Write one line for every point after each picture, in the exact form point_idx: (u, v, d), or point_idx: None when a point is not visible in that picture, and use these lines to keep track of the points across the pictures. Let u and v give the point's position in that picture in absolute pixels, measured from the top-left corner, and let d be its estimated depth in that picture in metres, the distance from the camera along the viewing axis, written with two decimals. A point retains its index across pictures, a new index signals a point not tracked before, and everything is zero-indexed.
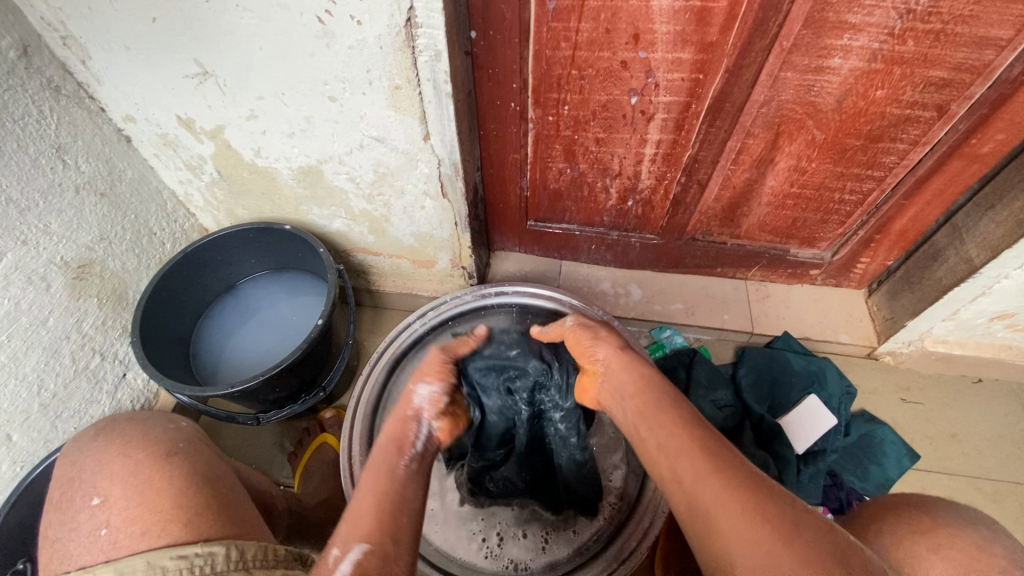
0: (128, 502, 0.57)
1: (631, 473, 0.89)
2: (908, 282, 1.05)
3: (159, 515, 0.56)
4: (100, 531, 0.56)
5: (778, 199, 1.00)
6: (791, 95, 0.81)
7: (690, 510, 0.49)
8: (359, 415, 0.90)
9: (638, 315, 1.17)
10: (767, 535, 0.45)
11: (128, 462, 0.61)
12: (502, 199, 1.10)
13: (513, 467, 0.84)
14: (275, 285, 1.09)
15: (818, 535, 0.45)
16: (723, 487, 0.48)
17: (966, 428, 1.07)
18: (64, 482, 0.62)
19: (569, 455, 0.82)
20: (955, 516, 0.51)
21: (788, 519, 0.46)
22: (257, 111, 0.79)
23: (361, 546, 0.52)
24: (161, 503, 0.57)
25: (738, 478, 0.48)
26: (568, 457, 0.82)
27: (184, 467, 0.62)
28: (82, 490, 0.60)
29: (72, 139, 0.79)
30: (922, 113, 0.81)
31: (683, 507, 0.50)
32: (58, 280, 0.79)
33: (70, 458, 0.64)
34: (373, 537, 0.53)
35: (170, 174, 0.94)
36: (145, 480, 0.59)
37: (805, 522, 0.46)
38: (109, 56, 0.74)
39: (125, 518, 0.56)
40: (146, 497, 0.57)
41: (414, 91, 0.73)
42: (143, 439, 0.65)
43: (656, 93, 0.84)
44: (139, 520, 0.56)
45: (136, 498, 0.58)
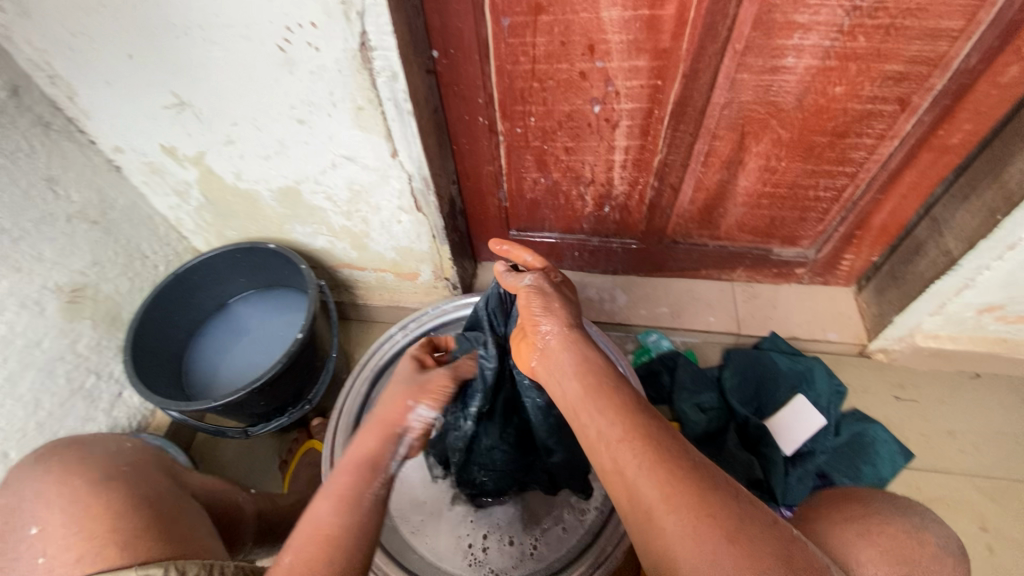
0: (64, 532, 0.60)
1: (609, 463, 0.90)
2: (893, 278, 1.04)
3: (94, 540, 0.59)
4: (36, 560, 0.59)
5: (753, 199, 1.00)
6: (751, 96, 0.82)
7: (634, 503, 0.49)
8: (340, 428, 0.91)
9: (622, 320, 1.18)
10: (714, 532, 0.44)
11: (62, 488, 0.64)
12: (482, 210, 1.12)
13: (491, 428, 0.81)
14: (265, 302, 1.12)
15: (760, 531, 0.45)
16: (668, 485, 0.48)
17: (962, 424, 1.04)
18: (7, 512, 0.65)
19: (538, 395, 0.78)
20: (884, 506, 0.57)
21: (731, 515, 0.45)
22: (233, 137, 0.83)
23: (302, 545, 0.53)
24: (96, 528, 0.60)
25: (684, 476, 0.48)
26: (529, 405, 0.79)
27: (120, 491, 0.65)
28: (21, 519, 0.63)
29: (63, 171, 0.84)
30: (884, 107, 0.81)
31: (631, 504, 0.49)
32: (52, 304, 0.84)
33: (13, 487, 0.67)
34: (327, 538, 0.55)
35: (161, 200, 0.99)
36: (82, 507, 0.62)
37: (749, 517, 0.46)
38: (93, 92, 0.79)
39: (60, 547, 0.59)
40: (79, 525, 0.60)
41: (376, 110, 0.76)
42: (80, 463, 0.68)
43: (618, 100, 0.86)
44: (73, 546, 0.59)
45: (72, 527, 0.60)
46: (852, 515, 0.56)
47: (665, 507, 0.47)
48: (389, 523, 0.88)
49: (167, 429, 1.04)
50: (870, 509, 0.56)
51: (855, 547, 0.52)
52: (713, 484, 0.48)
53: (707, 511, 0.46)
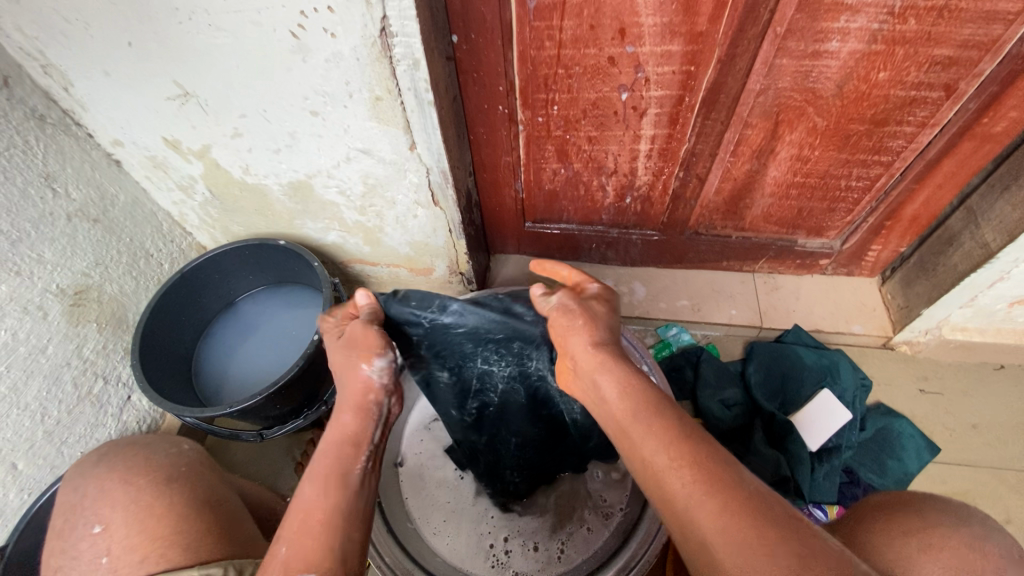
0: (128, 530, 0.61)
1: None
2: (922, 269, 1.01)
3: (157, 541, 0.60)
4: (102, 559, 0.60)
5: (782, 189, 0.97)
6: (788, 83, 0.78)
7: (683, 531, 0.47)
8: None
9: (642, 313, 1.15)
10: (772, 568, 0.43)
11: (128, 488, 0.65)
12: (498, 202, 1.08)
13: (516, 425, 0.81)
14: (274, 299, 1.08)
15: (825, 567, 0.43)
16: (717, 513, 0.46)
17: (988, 417, 1.03)
18: (65, 510, 0.65)
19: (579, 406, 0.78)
20: (943, 518, 0.56)
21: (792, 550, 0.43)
22: (241, 129, 0.79)
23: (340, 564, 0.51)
24: (160, 529, 0.61)
25: (739, 504, 0.46)
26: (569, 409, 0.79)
27: (185, 491, 0.65)
28: (83, 517, 0.63)
29: (60, 168, 0.80)
30: (929, 94, 0.77)
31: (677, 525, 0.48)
32: (54, 308, 0.80)
33: (72, 483, 0.67)
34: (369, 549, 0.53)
35: (164, 195, 0.95)
36: (150, 508, 0.63)
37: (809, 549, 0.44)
38: (90, 82, 0.74)
39: (125, 546, 0.60)
40: (146, 523, 0.61)
41: (395, 101, 0.71)
42: (143, 464, 0.68)
43: (647, 88, 0.81)
44: (138, 547, 0.60)
45: (137, 525, 0.61)
46: (910, 526, 0.55)
47: (722, 541, 0.45)
48: (411, 526, 0.86)
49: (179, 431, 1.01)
50: (926, 518, 0.56)
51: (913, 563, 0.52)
52: (771, 512, 0.46)
53: (766, 546, 0.43)
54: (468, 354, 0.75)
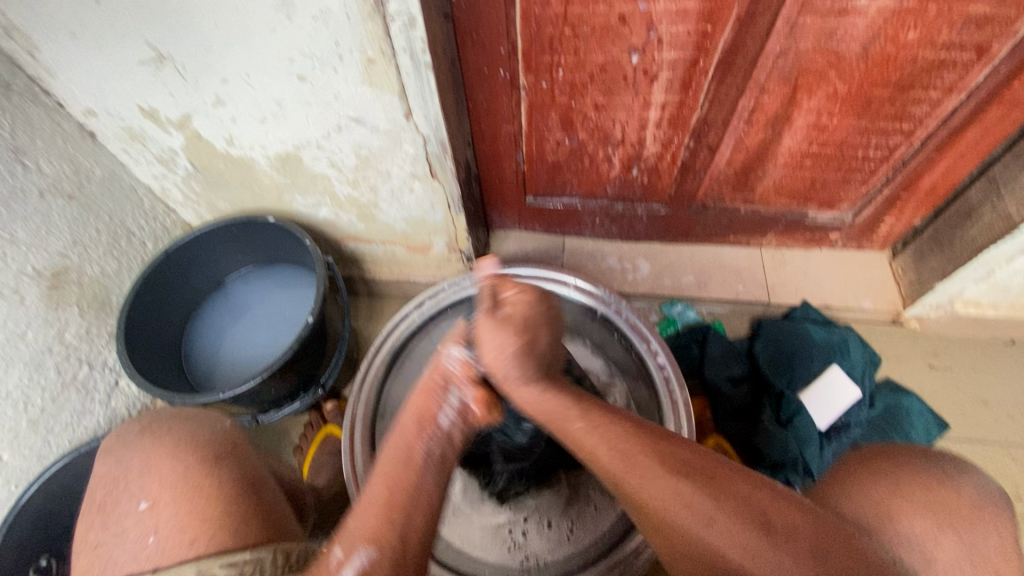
0: (177, 509, 0.56)
1: (653, 411, 0.87)
2: (937, 242, 0.98)
3: (209, 522, 0.54)
4: (148, 538, 0.55)
5: (796, 159, 0.92)
6: (811, 44, 0.73)
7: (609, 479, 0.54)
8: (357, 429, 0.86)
9: (647, 290, 1.12)
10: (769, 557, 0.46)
11: (175, 463, 0.60)
12: (498, 175, 1.03)
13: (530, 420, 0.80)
14: (264, 279, 1.03)
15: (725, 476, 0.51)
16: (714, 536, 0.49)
17: (997, 392, 1.02)
18: (107, 483, 0.60)
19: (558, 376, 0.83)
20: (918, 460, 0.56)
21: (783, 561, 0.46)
22: (223, 96, 0.73)
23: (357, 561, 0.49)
24: (212, 510, 0.56)
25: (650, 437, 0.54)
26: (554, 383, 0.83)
27: (233, 471, 0.61)
28: (128, 490, 0.59)
29: (29, 141, 0.74)
30: (960, 56, 0.72)
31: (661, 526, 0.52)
32: (32, 292, 0.75)
33: (114, 454, 0.63)
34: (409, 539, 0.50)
35: (143, 169, 0.89)
36: (194, 487, 0.58)
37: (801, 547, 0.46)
38: (56, 45, 0.68)
39: (174, 526, 0.55)
40: (195, 503, 0.56)
41: (389, 64, 0.66)
42: (191, 440, 0.63)
43: (659, 50, 0.76)
44: (189, 527, 0.54)
45: (184, 504, 0.56)
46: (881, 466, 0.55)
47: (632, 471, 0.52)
48: None
49: None
50: (898, 462, 0.55)
51: (899, 512, 0.51)
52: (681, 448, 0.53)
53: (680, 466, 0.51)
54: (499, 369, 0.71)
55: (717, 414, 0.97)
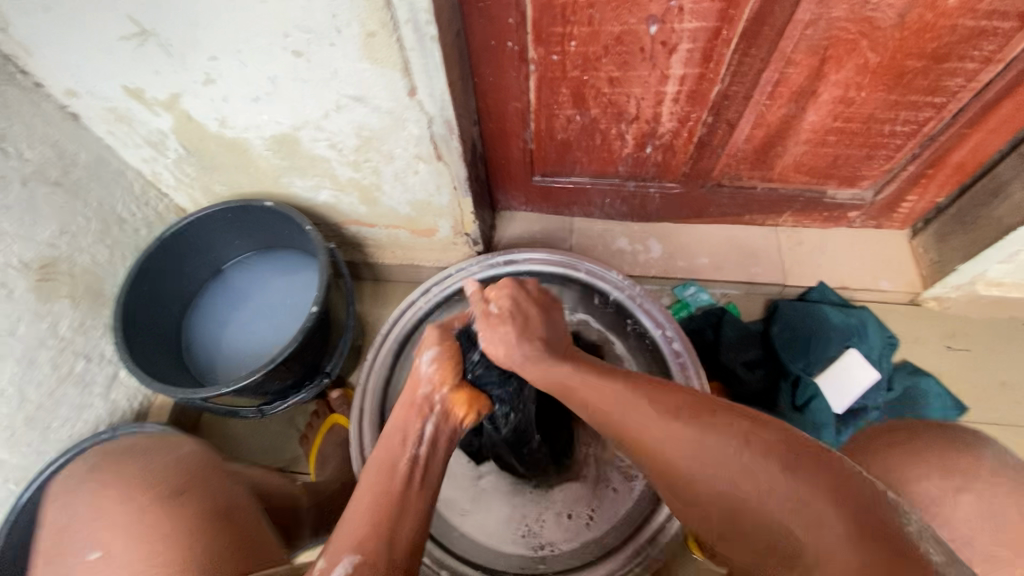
0: (128, 553, 0.56)
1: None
2: (962, 221, 0.95)
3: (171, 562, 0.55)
4: None
5: (819, 135, 0.88)
6: (843, 11, 0.68)
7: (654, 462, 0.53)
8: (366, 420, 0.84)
9: (659, 272, 1.08)
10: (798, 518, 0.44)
11: (123, 506, 0.59)
12: (505, 153, 0.99)
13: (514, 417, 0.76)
14: (263, 265, 0.99)
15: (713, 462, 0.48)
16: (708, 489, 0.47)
17: (1015, 374, 1.00)
18: (56, 529, 0.60)
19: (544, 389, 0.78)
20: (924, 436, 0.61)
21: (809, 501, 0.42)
22: (212, 74, 0.68)
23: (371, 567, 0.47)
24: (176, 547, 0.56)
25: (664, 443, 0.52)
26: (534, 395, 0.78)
27: (190, 503, 0.60)
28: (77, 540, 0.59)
29: (7, 124, 0.69)
30: (1002, 24, 0.67)
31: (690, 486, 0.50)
32: (20, 284, 0.72)
33: (62, 500, 0.62)
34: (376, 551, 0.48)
35: (132, 152, 0.84)
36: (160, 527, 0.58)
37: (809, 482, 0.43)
38: (28, 19, 0.63)
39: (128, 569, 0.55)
40: (149, 543, 0.56)
41: (391, 37, 0.61)
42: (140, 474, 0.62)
43: (679, 19, 0.71)
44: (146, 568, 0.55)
45: (135, 545, 0.56)
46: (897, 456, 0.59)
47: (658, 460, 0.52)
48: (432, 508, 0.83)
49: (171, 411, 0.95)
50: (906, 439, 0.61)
51: (913, 477, 0.57)
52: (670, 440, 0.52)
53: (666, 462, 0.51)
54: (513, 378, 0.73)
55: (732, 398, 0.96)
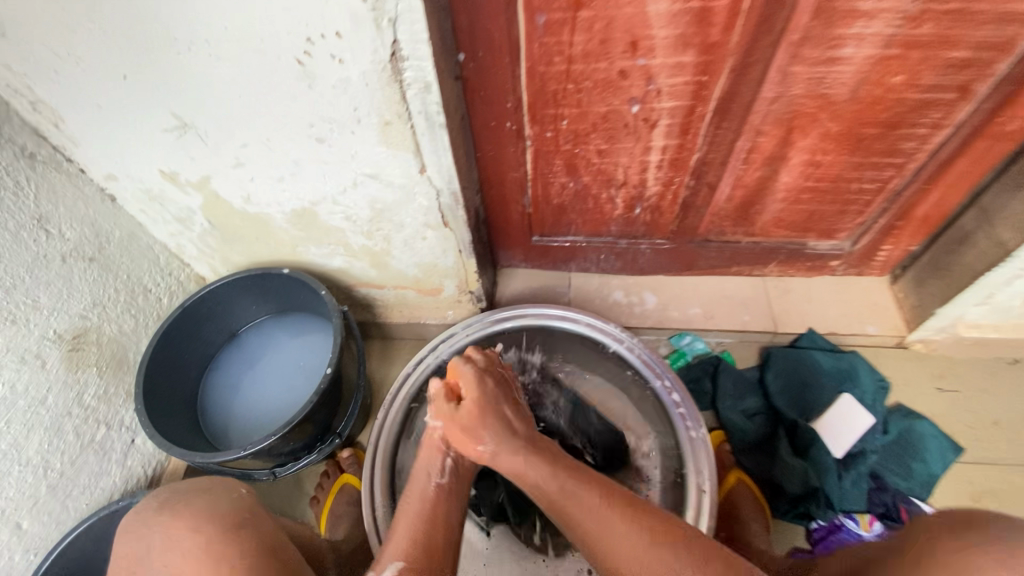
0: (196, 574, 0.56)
1: (672, 447, 0.87)
2: (936, 267, 1.01)
3: None
4: None
5: (793, 194, 0.96)
6: (801, 89, 0.77)
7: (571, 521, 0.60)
8: (376, 480, 0.85)
9: (655, 323, 1.13)
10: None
11: (193, 536, 0.59)
12: (505, 217, 1.06)
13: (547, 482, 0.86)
14: (279, 329, 1.04)
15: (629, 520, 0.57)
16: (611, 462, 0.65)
17: (1008, 413, 1.03)
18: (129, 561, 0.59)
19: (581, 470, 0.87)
20: None
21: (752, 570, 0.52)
22: (242, 159, 0.76)
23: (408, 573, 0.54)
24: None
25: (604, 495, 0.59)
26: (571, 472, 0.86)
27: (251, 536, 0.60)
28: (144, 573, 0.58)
29: (53, 207, 0.75)
30: (943, 96, 0.76)
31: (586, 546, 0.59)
32: (53, 355, 0.75)
33: (135, 533, 0.61)
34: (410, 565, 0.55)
35: (161, 228, 0.91)
36: (216, 558, 0.57)
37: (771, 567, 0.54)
38: (83, 117, 0.71)
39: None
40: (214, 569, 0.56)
41: (405, 125, 0.69)
42: (207, 512, 0.62)
43: (658, 99, 0.80)
44: None
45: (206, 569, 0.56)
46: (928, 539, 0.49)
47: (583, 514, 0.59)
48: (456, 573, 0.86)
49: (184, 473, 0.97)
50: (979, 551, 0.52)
51: None
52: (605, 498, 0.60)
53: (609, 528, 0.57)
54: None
55: (735, 447, 0.98)
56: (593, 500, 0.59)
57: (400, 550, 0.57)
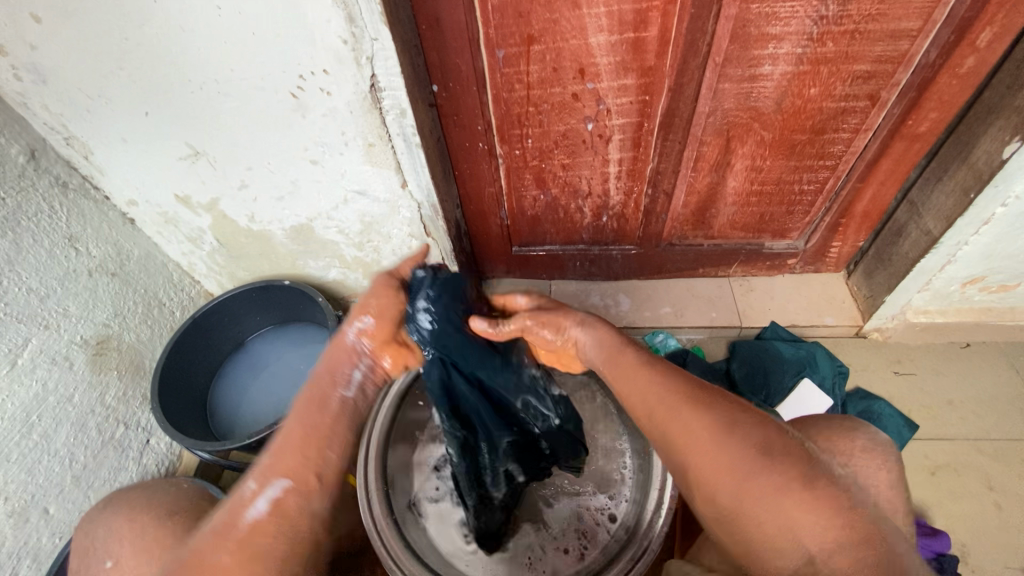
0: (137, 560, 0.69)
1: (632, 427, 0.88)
2: (880, 260, 1.10)
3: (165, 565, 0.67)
4: None
5: (742, 197, 1.06)
6: (733, 103, 0.88)
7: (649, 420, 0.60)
8: None
9: (629, 323, 1.22)
10: (738, 477, 0.52)
11: (132, 523, 0.72)
12: (485, 230, 1.16)
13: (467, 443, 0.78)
14: (281, 337, 1.13)
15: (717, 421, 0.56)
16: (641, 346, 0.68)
17: (961, 393, 1.09)
18: (80, 551, 0.72)
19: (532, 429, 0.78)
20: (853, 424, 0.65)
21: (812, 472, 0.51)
22: (247, 181, 0.87)
23: (293, 490, 0.56)
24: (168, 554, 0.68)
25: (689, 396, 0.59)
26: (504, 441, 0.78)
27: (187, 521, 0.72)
28: (96, 554, 0.71)
29: (82, 229, 0.87)
30: (857, 104, 0.87)
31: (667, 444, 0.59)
32: (79, 357, 0.85)
33: (83, 529, 0.73)
34: (293, 484, 0.57)
35: (175, 247, 1.02)
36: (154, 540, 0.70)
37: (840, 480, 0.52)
38: (111, 150, 0.83)
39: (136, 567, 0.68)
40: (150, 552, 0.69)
41: (386, 146, 0.80)
42: (146, 502, 0.75)
43: (609, 117, 0.91)
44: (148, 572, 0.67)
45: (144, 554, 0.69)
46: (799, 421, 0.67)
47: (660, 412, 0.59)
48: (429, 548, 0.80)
49: (196, 469, 1.06)
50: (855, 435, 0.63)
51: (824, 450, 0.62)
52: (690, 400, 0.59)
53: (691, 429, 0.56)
54: (525, 388, 0.79)
55: None
56: (670, 398, 0.59)
57: (287, 467, 0.58)
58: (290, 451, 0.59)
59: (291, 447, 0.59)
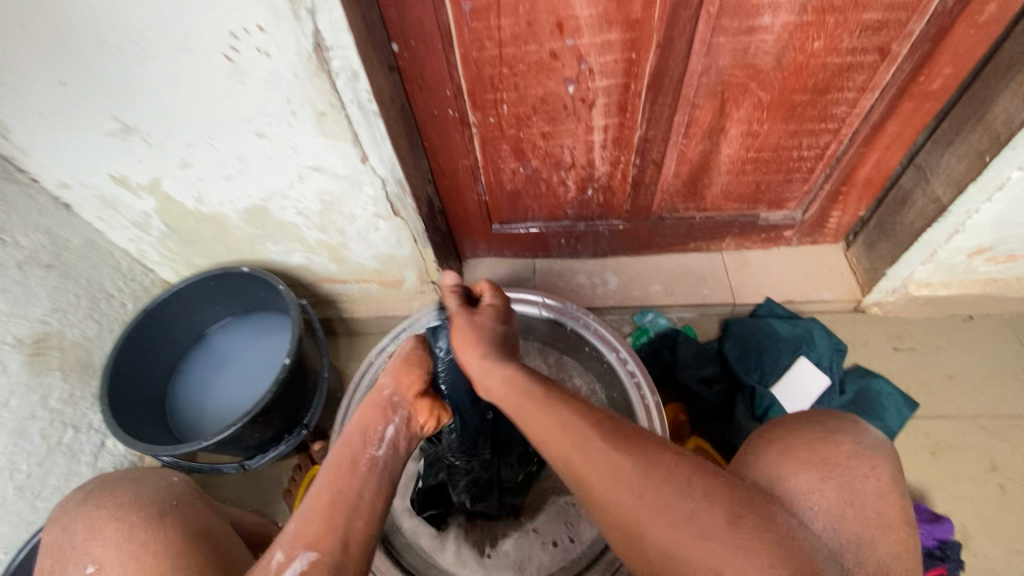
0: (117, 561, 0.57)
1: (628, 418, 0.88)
2: (882, 231, 1.03)
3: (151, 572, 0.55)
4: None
5: (737, 165, 0.98)
6: (728, 60, 0.79)
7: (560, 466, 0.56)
8: None
9: (617, 303, 1.15)
10: (690, 538, 0.48)
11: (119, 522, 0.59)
12: (462, 207, 1.08)
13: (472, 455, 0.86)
14: (245, 328, 1.05)
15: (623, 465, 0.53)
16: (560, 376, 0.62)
17: (963, 368, 1.05)
18: (53, 548, 0.59)
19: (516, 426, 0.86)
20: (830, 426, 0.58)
21: (736, 509, 0.49)
22: (188, 159, 0.78)
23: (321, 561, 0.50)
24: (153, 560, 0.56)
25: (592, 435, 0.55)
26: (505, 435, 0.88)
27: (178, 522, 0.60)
28: (71, 553, 0.58)
29: (5, 217, 0.77)
30: (865, 59, 0.78)
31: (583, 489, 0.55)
32: (13, 359, 0.77)
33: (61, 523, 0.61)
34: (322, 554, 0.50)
35: (120, 234, 0.93)
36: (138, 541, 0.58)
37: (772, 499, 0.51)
38: (29, 126, 0.73)
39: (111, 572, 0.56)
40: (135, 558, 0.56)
41: (340, 115, 0.71)
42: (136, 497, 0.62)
43: (592, 79, 0.82)
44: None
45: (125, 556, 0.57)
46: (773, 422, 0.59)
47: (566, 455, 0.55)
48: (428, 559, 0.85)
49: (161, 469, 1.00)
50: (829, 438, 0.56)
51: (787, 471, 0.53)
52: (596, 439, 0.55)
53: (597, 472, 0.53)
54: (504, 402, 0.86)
55: (694, 416, 1.03)
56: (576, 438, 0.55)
57: (309, 533, 0.51)
58: (318, 517, 0.52)
59: (315, 511, 0.53)
